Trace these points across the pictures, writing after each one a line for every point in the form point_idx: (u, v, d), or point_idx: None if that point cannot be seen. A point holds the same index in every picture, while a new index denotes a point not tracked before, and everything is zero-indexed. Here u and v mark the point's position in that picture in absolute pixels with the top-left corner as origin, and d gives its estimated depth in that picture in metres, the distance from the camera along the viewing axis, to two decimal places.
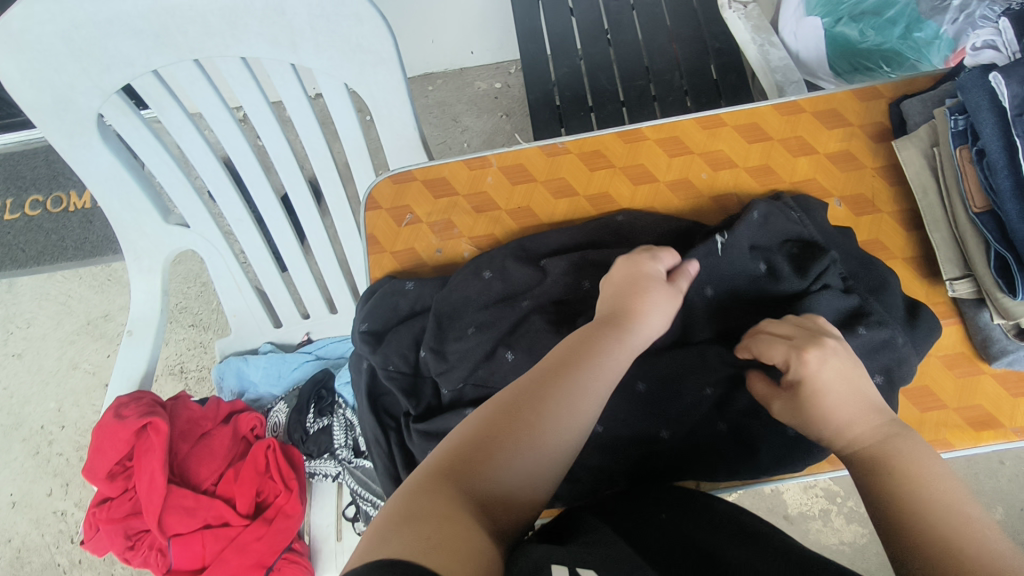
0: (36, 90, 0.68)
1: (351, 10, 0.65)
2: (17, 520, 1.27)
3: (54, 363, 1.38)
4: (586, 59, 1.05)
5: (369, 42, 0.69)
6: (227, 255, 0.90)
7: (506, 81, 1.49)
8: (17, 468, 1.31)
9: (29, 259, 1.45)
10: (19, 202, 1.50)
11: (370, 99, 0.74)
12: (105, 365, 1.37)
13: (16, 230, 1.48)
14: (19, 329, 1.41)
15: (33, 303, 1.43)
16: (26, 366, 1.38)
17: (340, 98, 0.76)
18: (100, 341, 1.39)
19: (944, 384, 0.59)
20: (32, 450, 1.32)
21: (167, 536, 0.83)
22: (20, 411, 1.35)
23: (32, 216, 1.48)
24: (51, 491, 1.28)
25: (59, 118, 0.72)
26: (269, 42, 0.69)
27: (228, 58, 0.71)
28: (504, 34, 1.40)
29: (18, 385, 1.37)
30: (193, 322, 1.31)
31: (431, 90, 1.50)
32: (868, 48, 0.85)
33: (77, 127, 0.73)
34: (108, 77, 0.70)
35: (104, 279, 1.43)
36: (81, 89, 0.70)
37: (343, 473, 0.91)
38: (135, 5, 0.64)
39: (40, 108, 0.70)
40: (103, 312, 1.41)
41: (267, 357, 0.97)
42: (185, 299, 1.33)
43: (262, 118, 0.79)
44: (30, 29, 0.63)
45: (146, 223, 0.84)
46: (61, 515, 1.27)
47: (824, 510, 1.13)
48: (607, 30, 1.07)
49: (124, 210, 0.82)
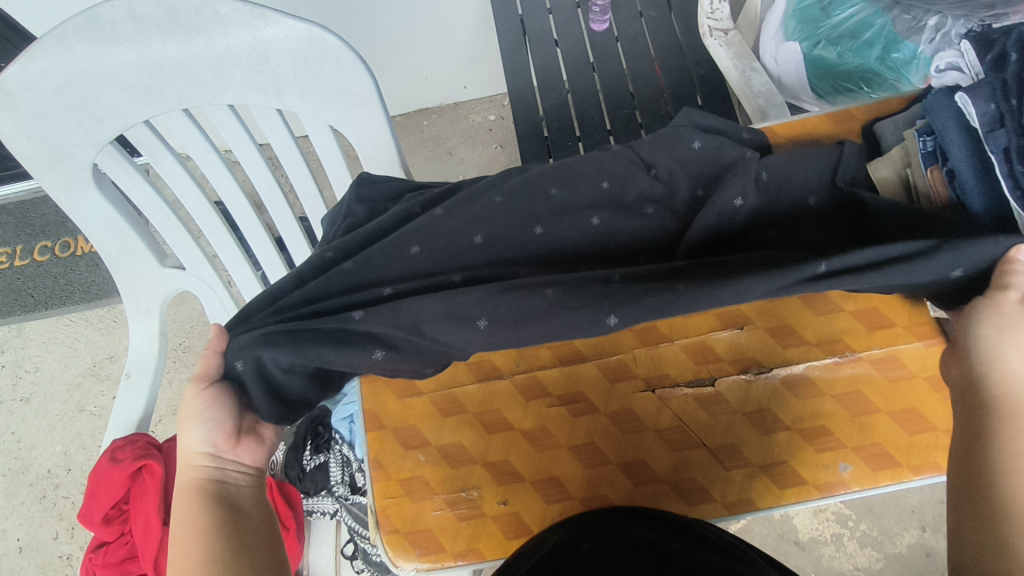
0: (33, 143, 0.70)
1: (332, 56, 0.68)
2: (23, 566, 1.27)
3: (61, 407, 1.39)
4: (572, 91, 1.07)
5: (351, 86, 0.71)
6: (223, 296, 0.92)
7: (500, 114, 1.53)
8: (23, 513, 1.31)
9: (37, 303, 1.48)
10: (29, 249, 1.54)
11: (354, 139, 0.76)
12: (110, 407, 1.38)
13: (25, 276, 1.51)
14: (28, 373, 1.43)
15: (41, 347, 1.45)
16: (33, 410, 1.40)
17: (325, 140, 0.77)
18: (106, 383, 1.40)
19: (933, 407, 0.59)
20: (38, 493, 1.33)
21: None
22: (28, 455, 1.36)
23: (40, 262, 1.52)
24: (57, 535, 1.29)
25: (55, 169, 0.74)
26: (255, 90, 0.71)
27: (217, 107, 0.74)
28: (496, 70, 1.44)
29: (26, 430, 1.38)
30: (196, 360, 1.33)
31: (426, 125, 1.54)
32: (848, 70, 0.86)
33: (72, 177, 0.75)
34: (101, 129, 0.73)
35: (110, 321, 1.46)
36: (75, 141, 0.72)
37: (340, 510, 0.93)
38: (125, 60, 0.67)
39: (37, 161, 0.72)
40: (109, 353, 1.43)
41: None
42: (188, 338, 1.35)
43: (251, 160, 0.80)
44: (26, 86, 0.66)
45: (143, 267, 0.86)
46: (67, 559, 1.27)
47: (837, 534, 1.13)
48: (592, 61, 1.09)
49: (121, 256, 0.84)
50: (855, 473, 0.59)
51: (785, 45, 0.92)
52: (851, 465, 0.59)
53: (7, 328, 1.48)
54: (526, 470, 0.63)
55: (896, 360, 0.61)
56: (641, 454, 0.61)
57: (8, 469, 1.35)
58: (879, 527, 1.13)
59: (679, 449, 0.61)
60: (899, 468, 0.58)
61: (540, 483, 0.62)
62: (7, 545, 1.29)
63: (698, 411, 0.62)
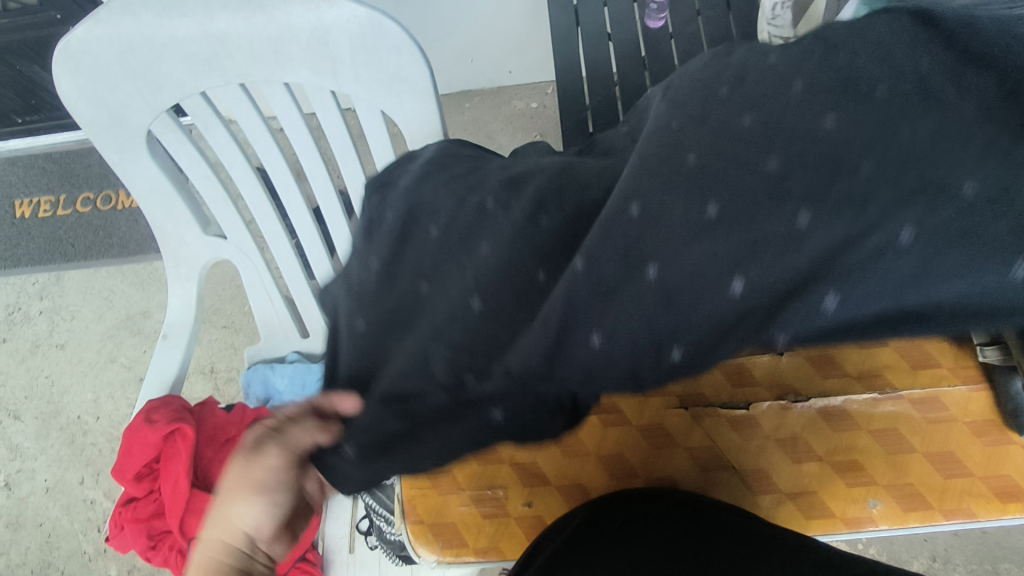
0: (93, 106, 0.72)
1: (391, 43, 0.67)
2: (49, 505, 1.33)
3: (93, 356, 1.43)
4: (621, 87, 1.05)
5: (406, 73, 0.70)
6: (260, 267, 0.93)
7: (542, 101, 1.51)
8: (53, 455, 1.37)
9: (77, 253, 1.52)
10: (71, 199, 1.57)
11: (404, 126, 0.76)
12: (140, 361, 1.42)
13: (66, 225, 1.55)
14: (63, 320, 1.48)
15: (78, 296, 1.49)
16: (67, 357, 1.44)
17: (374, 123, 0.77)
18: (138, 337, 1.44)
19: (971, 452, 0.59)
20: (68, 438, 1.37)
21: (187, 539, 0.87)
22: (60, 399, 1.41)
23: (82, 213, 1.56)
24: (82, 480, 1.34)
25: (111, 133, 0.75)
26: (311, 70, 0.71)
27: (272, 83, 0.74)
28: (543, 57, 1.42)
29: (59, 375, 1.43)
30: (226, 323, 1.36)
31: (468, 107, 1.53)
32: None
33: (127, 142, 0.77)
34: (159, 97, 0.73)
35: (146, 277, 1.49)
36: (133, 107, 0.73)
37: (359, 489, 0.91)
38: (188, 32, 0.67)
39: (95, 124, 0.73)
40: (142, 308, 1.46)
41: (293, 366, 0.97)
42: (220, 301, 1.38)
43: (298, 137, 0.81)
44: (89, 50, 0.67)
45: (187, 233, 0.87)
46: (90, 503, 1.32)
47: None
48: (644, 58, 1.07)
49: (166, 220, 0.85)
50: (885, 510, 0.58)
51: None
52: (882, 503, 0.59)
53: (47, 275, 1.52)
54: (553, 474, 0.63)
55: (939, 402, 0.61)
56: (667, 469, 0.62)
57: (41, 411, 1.40)
58: (889, 553, 1.12)
59: (708, 469, 0.62)
60: (929, 510, 0.58)
61: (564, 488, 0.63)
62: (36, 484, 1.35)
63: (730, 432, 0.62)
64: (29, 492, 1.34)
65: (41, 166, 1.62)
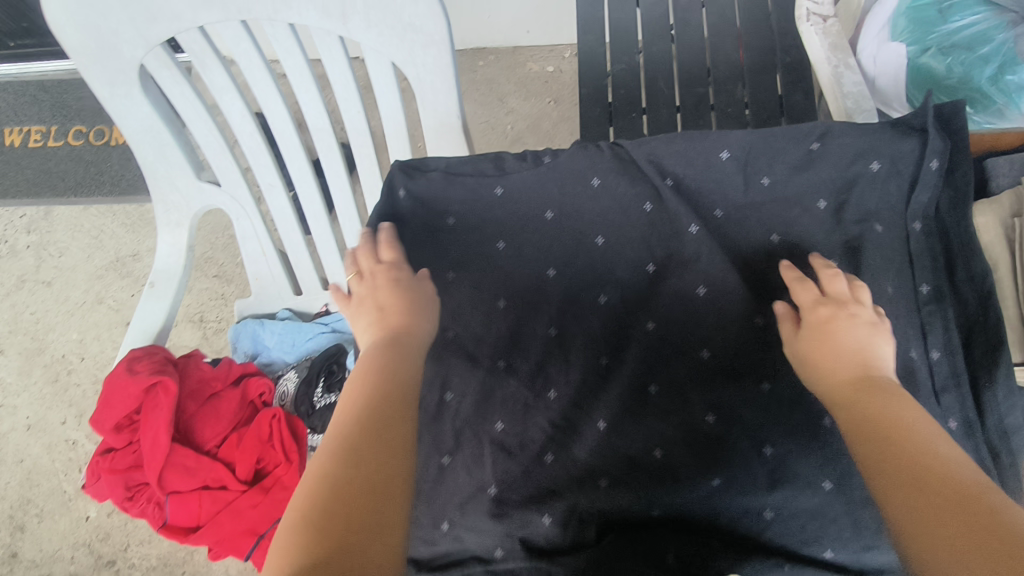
0: (81, 33, 0.66)
1: None
2: (30, 443, 1.31)
3: (80, 296, 1.40)
4: (645, 57, 1.00)
5: (421, 22, 0.65)
6: (254, 218, 0.88)
7: (559, 65, 1.44)
8: (36, 393, 1.34)
9: (67, 188, 1.47)
10: (63, 131, 1.51)
11: (415, 80, 0.71)
12: (128, 304, 1.38)
13: (56, 158, 1.50)
14: (51, 257, 1.44)
15: (67, 233, 1.45)
16: (54, 294, 1.41)
17: (384, 74, 0.72)
18: (127, 279, 1.40)
19: None
20: (51, 376, 1.35)
21: (165, 492, 0.85)
22: (45, 337, 1.38)
23: (73, 146, 1.50)
24: (65, 420, 1.32)
25: (100, 64, 0.70)
26: (319, 11, 0.66)
27: (276, 23, 0.69)
28: (563, 18, 1.35)
29: (45, 312, 1.40)
30: (217, 273, 1.32)
31: (481, 66, 1.47)
32: (951, 85, 0.79)
33: (117, 75, 0.71)
34: (153, 28, 0.68)
35: (137, 218, 1.44)
36: (124, 36, 0.68)
37: None
38: None
39: (83, 51, 0.68)
40: (132, 251, 1.42)
41: (284, 323, 0.94)
42: (212, 249, 1.34)
43: (301, 83, 0.76)
44: None
45: (178, 177, 0.83)
46: (72, 444, 1.30)
47: None
48: (672, 27, 1.01)
49: (157, 161, 0.81)
50: None
51: (889, 44, 0.83)
52: None
53: (35, 209, 1.47)
54: None
55: None
56: None
57: (25, 347, 1.38)
58: None
59: None
60: None
61: None
62: (17, 421, 1.33)
63: None
64: (10, 428, 1.33)
65: (32, 94, 1.55)
